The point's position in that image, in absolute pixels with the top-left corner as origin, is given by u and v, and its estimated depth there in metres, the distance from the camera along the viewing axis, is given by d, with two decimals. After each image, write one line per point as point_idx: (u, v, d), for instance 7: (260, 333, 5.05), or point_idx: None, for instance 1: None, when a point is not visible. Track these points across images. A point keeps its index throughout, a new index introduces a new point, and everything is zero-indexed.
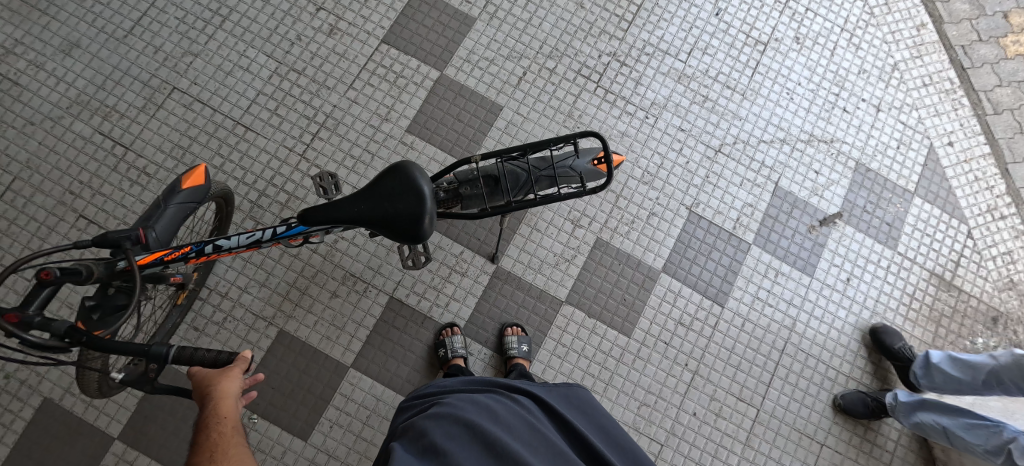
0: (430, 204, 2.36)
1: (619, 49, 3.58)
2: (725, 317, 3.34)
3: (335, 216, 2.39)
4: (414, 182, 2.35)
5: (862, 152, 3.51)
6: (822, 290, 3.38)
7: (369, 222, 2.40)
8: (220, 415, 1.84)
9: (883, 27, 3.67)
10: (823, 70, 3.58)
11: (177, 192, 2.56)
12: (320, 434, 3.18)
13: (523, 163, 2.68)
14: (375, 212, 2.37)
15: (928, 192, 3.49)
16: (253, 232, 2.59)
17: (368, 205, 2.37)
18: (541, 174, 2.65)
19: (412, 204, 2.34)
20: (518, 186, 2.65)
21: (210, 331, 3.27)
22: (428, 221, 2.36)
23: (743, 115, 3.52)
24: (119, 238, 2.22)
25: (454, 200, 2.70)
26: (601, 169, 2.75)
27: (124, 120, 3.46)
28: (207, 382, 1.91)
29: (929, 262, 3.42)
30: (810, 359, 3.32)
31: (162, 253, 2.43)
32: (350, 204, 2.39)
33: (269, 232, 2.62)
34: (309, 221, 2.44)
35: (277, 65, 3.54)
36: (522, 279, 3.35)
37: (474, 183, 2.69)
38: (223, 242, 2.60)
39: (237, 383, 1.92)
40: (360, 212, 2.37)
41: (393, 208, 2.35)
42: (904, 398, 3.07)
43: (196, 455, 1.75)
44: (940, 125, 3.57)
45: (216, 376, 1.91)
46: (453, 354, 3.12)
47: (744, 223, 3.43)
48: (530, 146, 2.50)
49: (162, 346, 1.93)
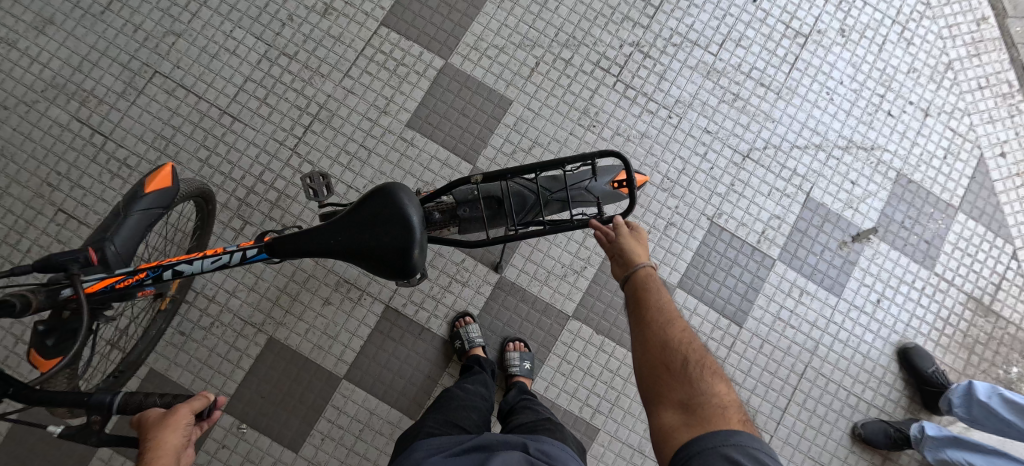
0: (419, 234, 2.10)
1: (643, 38, 3.27)
2: (742, 337, 3.10)
3: (307, 251, 2.10)
4: (400, 208, 2.08)
5: (904, 162, 3.21)
6: (850, 312, 3.14)
7: (349, 254, 2.11)
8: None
9: (940, 19, 3.31)
10: (869, 68, 3.26)
11: (140, 197, 2.28)
12: (311, 447, 3.04)
13: (531, 184, 2.42)
14: (354, 244, 2.09)
15: (973, 208, 3.21)
16: (220, 256, 2.20)
17: (345, 237, 2.09)
18: (551, 199, 2.44)
19: (398, 236, 2.07)
20: (525, 210, 2.42)
21: (197, 337, 3.09)
22: (417, 253, 2.09)
23: (776, 117, 3.23)
24: (64, 260, 1.92)
25: (451, 221, 2.46)
26: (618, 193, 2.49)
27: (103, 106, 3.22)
28: (146, 431, 1.58)
29: (967, 284, 3.16)
30: (832, 385, 3.09)
31: (114, 278, 2.09)
32: (326, 235, 2.09)
33: (238, 255, 2.22)
34: (280, 253, 2.13)
35: (267, 49, 3.28)
36: (527, 291, 3.14)
37: (475, 205, 2.43)
38: (184, 267, 2.20)
39: (182, 433, 1.59)
40: (337, 245, 2.09)
41: (375, 240, 2.08)
42: (933, 432, 2.84)
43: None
44: (994, 133, 3.25)
45: (157, 424, 1.58)
46: (471, 345, 2.96)
47: (769, 237, 3.17)
48: (539, 168, 2.04)
49: (105, 395, 1.74)
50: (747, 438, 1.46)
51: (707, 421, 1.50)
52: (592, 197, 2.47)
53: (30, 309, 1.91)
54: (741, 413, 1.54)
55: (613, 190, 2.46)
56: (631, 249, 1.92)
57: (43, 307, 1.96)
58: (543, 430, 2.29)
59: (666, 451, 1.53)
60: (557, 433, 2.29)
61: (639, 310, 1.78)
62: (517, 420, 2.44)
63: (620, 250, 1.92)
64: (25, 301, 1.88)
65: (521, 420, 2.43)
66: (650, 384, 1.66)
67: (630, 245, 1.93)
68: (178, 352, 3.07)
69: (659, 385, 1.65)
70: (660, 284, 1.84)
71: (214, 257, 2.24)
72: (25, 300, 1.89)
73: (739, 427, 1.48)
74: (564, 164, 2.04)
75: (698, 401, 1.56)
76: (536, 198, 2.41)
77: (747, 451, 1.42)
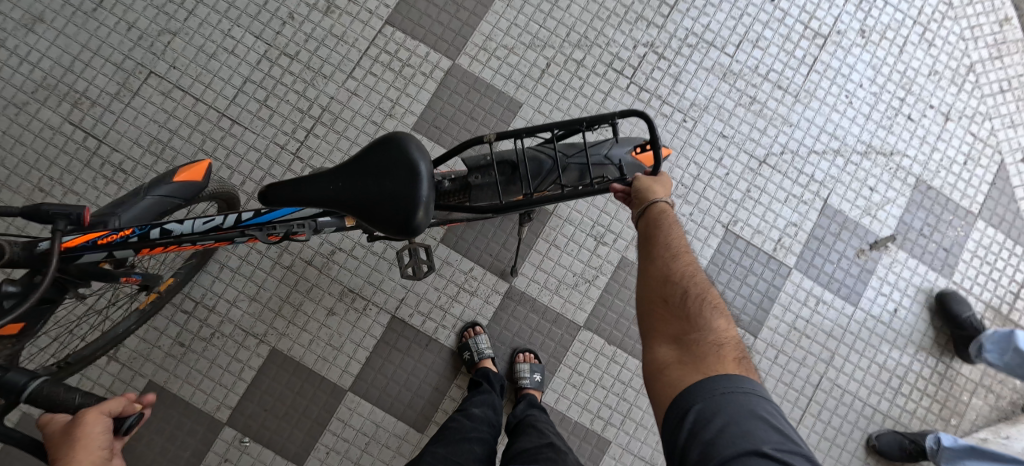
0: (427, 186, 1.83)
1: (657, 38, 3.20)
2: (757, 348, 3.03)
3: (300, 197, 1.81)
4: (409, 151, 1.84)
5: (924, 167, 3.15)
6: (866, 322, 3.07)
7: (347, 204, 1.82)
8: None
9: (962, 20, 3.26)
10: (889, 70, 3.20)
11: (164, 183, 2.16)
12: (316, 460, 2.95)
13: (546, 149, 2.30)
14: (354, 192, 1.81)
15: (993, 215, 3.15)
16: (212, 218, 2.08)
17: (344, 183, 1.82)
18: (570, 162, 2.30)
19: (406, 182, 1.82)
20: (541, 175, 2.26)
21: (197, 348, 3.00)
22: (423, 206, 1.82)
23: (794, 120, 3.16)
24: (55, 213, 1.75)
25: (462, 191, 2.24)
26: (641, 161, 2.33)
27: (96, 108, 3.10)
28: (56, 452, 1.30)
29: (986, 293, 3.10)
30: (847, 396, 3.03)
31: (96, 234, 1.94)
32: (325, 179, 1.82)
33: (232, 217, 2.12)
34: (272, 200, 1.84)
35: (267, 48, 3.19)
36: (537, 301, 3.06)
37: (488, 170, 2.24)
38: (173, 225, 2.04)
39: (100, 452, 1.32)
40: (334, 192, 1.81)
41: (379, 187, 1.81)
42: (949, 442, 2.79)
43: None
44: (1015, 138, 3.20)
45: (71, 444, 1.31)
46: (480, 357, 2.87)
47: (786, 245, 3.09)
48: (556, 128, 1.77)
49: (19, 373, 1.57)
50: (739, 381, 1.39)
51: (703, 361, 1.43)
52: (613, 161, 2.30)
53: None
54: (737, 352, 1.47)
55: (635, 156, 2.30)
56: (646, 185, 1.74)
57: (17, 260, 1.83)
58: (544, 460, 2.18)
59: (659, 388, 1.48)
60: (559, 463, 2.17)
61: (645, 243, 1.65)
62: (522, 447, 2.31)
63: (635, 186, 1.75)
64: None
65: (524, 447, 2.30)
66: (648, 321, 1.59)
67: (646, 181, 1.76)
68: (177, 365, 2.97)
69: (657, 318, 1.58)
70: (672, 216, 1.67)
71: (207, 217, 2.11)
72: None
73: (734, 368, 1.42)
74: (582, 125, 1.80)
75: (696, 341, 1.48)
76: (552, 161, 2.27)
77: (739, 400, 1.35)
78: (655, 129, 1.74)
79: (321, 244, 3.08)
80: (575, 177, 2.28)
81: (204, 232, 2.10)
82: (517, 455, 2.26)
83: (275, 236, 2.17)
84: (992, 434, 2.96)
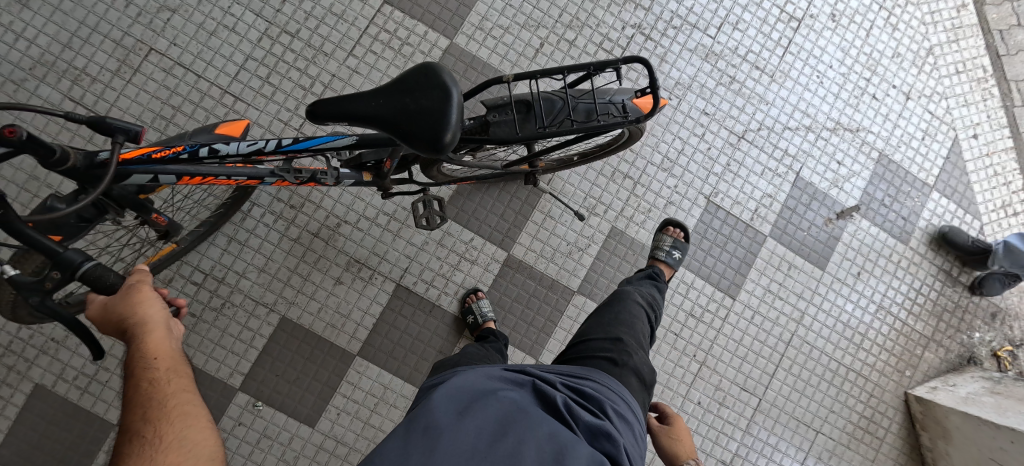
0: (456, 109, 1.98)
1: (644, 20, 3.39)
2: (735, 309, 3.31)
3: (343, 110, 1.97)
4: (442, 77, 1.99)
5: (886, 142, 3.43)
6: (833, 283, 3.37)
7: (384, 121, 1.97)
8: (148, 354, 1.51)
9: (923, 6, 3.54)
10: (857, 52, 3.46)
11: (207, 133, 2.32)
12: (328, 421, 3.12)
13: (558, 92, 2.46)
14: (392, 109, 1.97)
15: (946, 186, 3.46)
16: (255, 142, 2.21)
17: (384, 101, 1.97)
18: (578, 103, 2.43)
19: (438, 102, 1.96)
20: (553, 113, 2.42)
21: (208, 318, 3.12)
22: (453, 125, 1.97)
23: (770, 99, 3.40)
24: (116, 127, 1.90)
25: (482, 128, 2.37)
26: (644, 107, 2.44)
27: (96, 84, 3.14)
28: (121, 312, 1.59)
29: (939, 257, 3.42)
30: (815, 351, 3.33)
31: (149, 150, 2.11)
32: (365, 98, 1.98)
33: (273, 142, 2.24)
34: (315, 117, 2.01)
35: (267, 26, 3.27)
36: (534, 268, 3.27)
37: (505, 109, 2.38)
38: (220, 146, 2.20)
39: (160, 307, 1.61)
40: (375, 108, 1.96)
41: (415, 105, 1.97)
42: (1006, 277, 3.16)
43: (128, 415, 1.40)
44: (967, 116, 3.51)
45: (129, 305, 1.59)
46: (483, 320, 3.06)
47: (762, 214, 3.35)
48: (566, 71, 2.09)
49: (78, 256, 1.79)
50: None
51: None
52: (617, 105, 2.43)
53: (64, 164, 1.92)
54: None
55: (637, 101, 2.42)
56: (670, 447, 2.19)
57: (76, 169, 1.98)
58: (601, 357, 2.28)
59: None
60: (617, 367, 2.25)
61: None
62: (588, 336, 2.41)
63: (663, 448, 2.20)
64: (64, 156, 1.89)
65: (590, 336, 2.40)
66: None
67: (671, 445, 2.20)
68: (189, 334, 3.09)
69: None
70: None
71: (250, 141, 2.24)
72: (64, 155, 1.90)
73: None
74: (590, 68, 2.09)
75: None
76: (563, 100, 2.43)
77: None
78: (653, 74, 2.09)
79: (327, 217, 3.22)
80: (583, 116, 2.42)
81: (247, 155, 2.24)
82: (577, 345, 2.40)
83: (301, 180, 2.39)
84: (942, 383, 3.29)
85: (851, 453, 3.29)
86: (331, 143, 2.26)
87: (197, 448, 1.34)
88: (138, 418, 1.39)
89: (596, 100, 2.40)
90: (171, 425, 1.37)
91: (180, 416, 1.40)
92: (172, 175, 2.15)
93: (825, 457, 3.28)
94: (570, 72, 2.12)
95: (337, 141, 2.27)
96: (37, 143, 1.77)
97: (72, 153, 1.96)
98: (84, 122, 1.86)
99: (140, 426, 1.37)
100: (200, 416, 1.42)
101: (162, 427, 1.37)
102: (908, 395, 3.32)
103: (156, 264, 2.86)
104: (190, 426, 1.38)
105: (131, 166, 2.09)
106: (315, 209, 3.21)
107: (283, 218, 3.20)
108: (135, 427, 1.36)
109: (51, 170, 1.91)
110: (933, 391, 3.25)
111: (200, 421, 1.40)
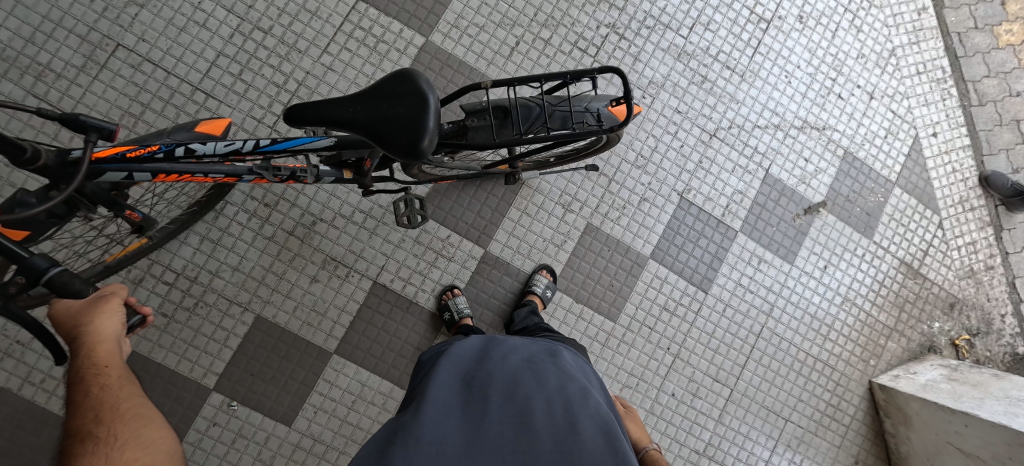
0: (434, 115, 1.98)
1: (618, 20, 3.44)
2: (708, 302, 3.38)
3: (321, 115, 1.95)
4: (419, 84, 1.99)
5: (851, 140, 3.54)
6: (801, 277, 3.47)
7: (362, 127, 1.96)
8: (99, 363, 1.49)
9: (885, 9, 3.66)
10: (823, 53, 3.57)
11: (186, 131, 2.28)
12: (305, 419, 3.11)
13: (536, 98, 2.46)
14: (370, 114, 1.96)
15: (908, 183, 3.58)
16: (233, 142, 2.18)
17: (362, 107, 1.96)
18: (555, 110, 2.43)
19: (413, 109, 1.97)
20: (531, 120, 2.41)
21: (180, 318, 3.07)
22: (431, 131, 1.97)
23: (740, 98, 3.48)
24: (91, 124, 1.89)
25: (460, 133, 2.38)
26: (619, 115, 2.44)
27: (61, 81, 3.07)
28: (77, 319, 1.55)
29: (900, 251, 3.54)
30: (783, 343, 3.43)
31: (125, 148, 2.07)
32: (342, 102, 1.97)
33: (251, 142, 2.20)
34: (290, 120, 1.99)
35: (239, 22, 3.23)
36: (510, 264, 3.31)
37: (484, 114, 2.39)
38: (197, 145, 2.15)
39: (116, 321, 1.57)
40: (354, 113, 1.95)
41: (392, 111, 1.97)
42: None
43: (77, 419, 1.39)
44: (928, 115, 3.65)
45: (88, 312, 1.56)
46: (460, 316, 3.09)
47: (733, 210, 3.43)
48: (542, 79, 2.09)
49: (42, 262, 1.73)
50: None
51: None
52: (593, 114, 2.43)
53: (35, 162, 1.91)
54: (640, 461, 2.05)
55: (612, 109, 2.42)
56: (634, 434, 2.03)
57: (50, 167, 1.97)
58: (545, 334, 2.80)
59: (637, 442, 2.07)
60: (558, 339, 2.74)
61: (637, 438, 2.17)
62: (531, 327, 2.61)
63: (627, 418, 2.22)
64: (35, 154, 1.89)
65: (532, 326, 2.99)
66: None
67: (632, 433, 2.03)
68: (161, 335, 3.04)
69: None
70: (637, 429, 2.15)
71: (227, 141, 2.19)
72: (36, 153, 1.90)
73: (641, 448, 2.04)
74: (566, 77, 2.11)
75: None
76: (540, 108, 2.42)
77: None
78: (627, 85, 2.10)
79: (302, 215, 3.19)
80: (559, 123, 2.43)
81: (224, 155, 2.20)
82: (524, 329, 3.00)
83: (280, 177, 2.37)
84: (903, 371, 3.42)
85: (819, 440, 3.40)
86: (314, 143, 2.23)
87: (151, 442, 1.36)
88: (90, 421, 1.38)
89: (572, 107, 2.41)
90: (123, 425, 1.38)
91: (134, 417, 1.40)
92: (147, 172, 2.11)
93: (794, 444, 3.38)
94: (546, 80, 2.12)
95: (317, 142, 2.24)
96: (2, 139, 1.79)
97: (44, 151, 1.95)
98: (57, 120, 1.87)
99: (93, 428, 1.36)
100: (154, 416, 1.42)
101: (115, 428, 1.37)
102: (872, 383, 3.44)
103: (123, 261, 2.79)
104: (144, 426, 1.39)
105: (105, 165, 2.05)
106: (290, 207, 3.19)
107: (258, 216, 3.16)
108: (87, 430, 1.36)
109: (22, 168, 1.91)
110: (895, 379, 3.37)
111: (154, 420, 1.41)
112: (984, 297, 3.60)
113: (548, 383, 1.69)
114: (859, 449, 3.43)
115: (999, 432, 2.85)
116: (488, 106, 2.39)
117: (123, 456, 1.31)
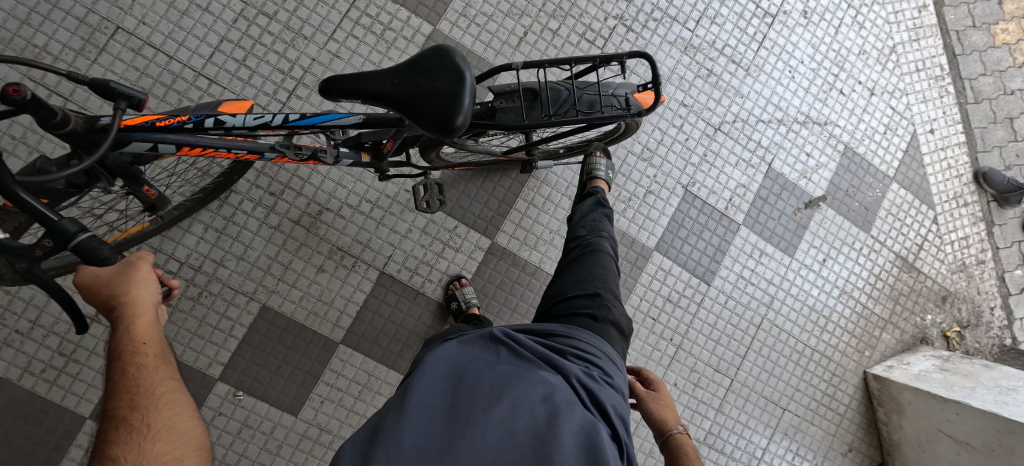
0: (469, 93, 1.98)
1: (626, 12, 3.45)
2: (710, 294, 3.44)
3: (354, 85, 1.94)
4: (454, 59, 1.99)
5: (851, 136, 3.61)
6: (800, 269, 3.53)
7: (397, 99, 1.95)
8: (136, 339, 1.48)
9: (887, 6, 3.72)
10: (826, 49, 3.61)
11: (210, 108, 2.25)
12: (311, 409, 3.10)
13: (563, 82, 2.46)
14: (405, 88, 1.95)
15: (905, 178, 3.66)
16: (262, 115, 2.16)
17: (398, 80, 1.95)
18: (583, 94, 2.43)
19: (449, 84, 1.96)
20: (559, 102, 2.40)
21: (184, 307, 3.04)
22: (465, 107, 1.97)
23: (745, 92, 3.51)
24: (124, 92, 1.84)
25: (487, 114, 2.35)
26: (643, 102, 2.46)
27: (59, 64, 2.99)
28: (110, 288, 1.54)
29: (896, 245, 3.63)
30: (782, 334, 3.50)
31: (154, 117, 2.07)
32: (378, 76, 1.96)
33: (280, 116, 2.17)
34: (325, 91, 1.98)
35: (243, 7, 3.17)
36: (517, 256, 3.33)
37: (512, 96, 2.37)
38: (226, 118, 2.14)
39: (152, 287, 1.57)
40: (389, 86, 1.94)
41: (428, 87, 1.96)
42: None
43: (113, 399, 1.39)
44: (925, 112, 3.72)
45: (119, 281, 1.55)
46: (467, 306, 3.09)
47: (735, 204, 3.48)
48: (573, 61, 2.09)
49: (71, 225, 1.73)
50: None
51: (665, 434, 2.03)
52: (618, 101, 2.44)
53: (63, 126, 1.87)
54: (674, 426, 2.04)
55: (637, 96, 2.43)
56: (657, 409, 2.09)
57: (77, 130, 1.93)
58: (583, 315, 2.29)
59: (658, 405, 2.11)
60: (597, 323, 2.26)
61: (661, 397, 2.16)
62: (566, 294, 2.41)
63: (651, 411, 2.09)
64: (64, 119, 1.85)
65: (568, 294, 2.40)
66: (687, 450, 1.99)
67: (659, 409, 2.09)
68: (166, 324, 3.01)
69: None
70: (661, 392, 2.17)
71: (256, 115, 2.18)
72: (64, 116, 1.85)
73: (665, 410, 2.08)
74: (596, 61, 2.11)
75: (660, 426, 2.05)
76: (569, 91, 2.42)
77: None
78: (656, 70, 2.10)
79: (308, 204, 3.17)
80: (587, 106, 2.42)
81: (253, 128, 2.18)
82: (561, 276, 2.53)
83: (301, 156, 2.36)
84: (898, 361, 3.52)
85: (815, 428, 3.49)
86: (342, 118, 2.19)
87: (183, 435, 1.37)
88: (124, 405, 1.38)
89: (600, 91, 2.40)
90: (159, 412, 1.39)
91: (169, 404, 1.41)
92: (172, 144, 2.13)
93: (790, 433, 3.47)
94: (576, 64, 2.13)
95: (345, 119, 2.20)
96: (38, 104, 1.73)
97: (72, 115, 1.91)
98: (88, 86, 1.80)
99: (127, 412, 1.37)
100: (187, 404, 1.43)
101: (151, 413, 1.38)
102: (867, 373, 3.53)
103: (125, 243, 2.76)
104: (176, 416, 1.39)
105: (132, 133, 2.05)
106: (295, 196, 3.16)
107: (263, 205, 3.13)
108: (122, 413, 1.37)
109: (50, 131, 1.87)
110: (889, 370, 3.47)
111: (187, 409, 1.42)
112: (975, 291, 3.70)
113: (535, 387, 1.63)
114: (853, 437, 3.53)
115: (989, 419, 2.95)
116: (517, 88, 2.38)
117: (157, 448, 1.32)
